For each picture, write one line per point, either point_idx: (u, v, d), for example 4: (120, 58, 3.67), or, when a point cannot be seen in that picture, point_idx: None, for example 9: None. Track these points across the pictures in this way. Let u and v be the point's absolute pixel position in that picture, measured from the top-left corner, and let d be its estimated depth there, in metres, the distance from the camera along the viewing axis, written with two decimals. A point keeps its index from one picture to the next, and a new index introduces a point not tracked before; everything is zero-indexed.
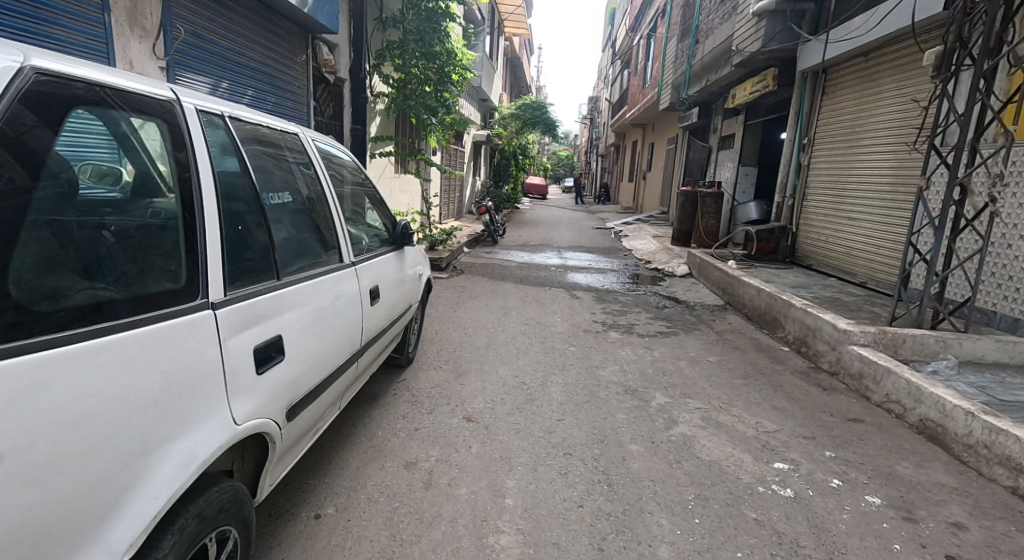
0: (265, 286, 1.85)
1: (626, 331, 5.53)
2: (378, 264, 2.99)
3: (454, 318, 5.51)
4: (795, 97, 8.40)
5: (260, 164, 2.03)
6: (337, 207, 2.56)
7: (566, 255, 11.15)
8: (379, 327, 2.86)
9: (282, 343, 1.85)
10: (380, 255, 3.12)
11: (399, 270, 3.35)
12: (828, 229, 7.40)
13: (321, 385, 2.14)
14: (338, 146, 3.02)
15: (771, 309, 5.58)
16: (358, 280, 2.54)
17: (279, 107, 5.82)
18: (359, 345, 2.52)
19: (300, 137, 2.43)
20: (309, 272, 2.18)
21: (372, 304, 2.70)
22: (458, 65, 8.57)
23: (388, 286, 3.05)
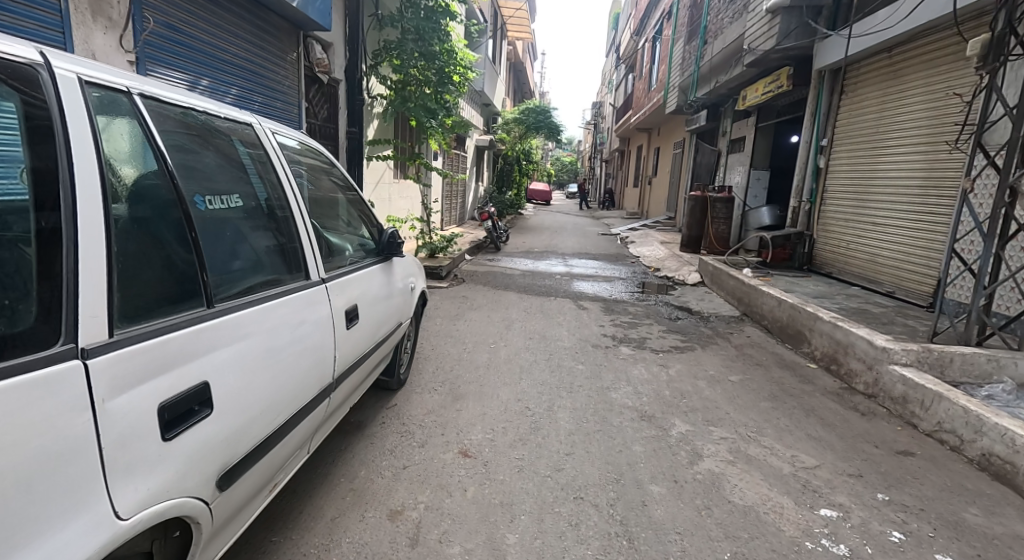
0: (188, 319, 1.49)
1: (638, 347, 5.13)
2: (362, 279, 2.63)
3: (453, 333, 5.11)
4: (812, 96, 8.01)
5: (189, 162, 1.66)
6: (304, 213, 2.18)
7: (571, 262, 10.76)
8: (360, 354, 2.49)
9: (209, 393, 1.48)
10: (364, 268, 2.75)
11: (388, 283, 2.99)
12: (849, 235, 7.01)
13: (275, 434, 1.77)
14: (311, 141, 2.66)
15: (795, 322, 5.17)
16: (331, 300, 2.18)
17: (267, 107, 5.47)
18: (332, 379, 2.14)
19: (255, 129, 2.06)
20: (261, 294, 1.82)
21: (350, 329, 2.34)
22: (459, 65, 8.24)
23: (373, 305, 2.68)
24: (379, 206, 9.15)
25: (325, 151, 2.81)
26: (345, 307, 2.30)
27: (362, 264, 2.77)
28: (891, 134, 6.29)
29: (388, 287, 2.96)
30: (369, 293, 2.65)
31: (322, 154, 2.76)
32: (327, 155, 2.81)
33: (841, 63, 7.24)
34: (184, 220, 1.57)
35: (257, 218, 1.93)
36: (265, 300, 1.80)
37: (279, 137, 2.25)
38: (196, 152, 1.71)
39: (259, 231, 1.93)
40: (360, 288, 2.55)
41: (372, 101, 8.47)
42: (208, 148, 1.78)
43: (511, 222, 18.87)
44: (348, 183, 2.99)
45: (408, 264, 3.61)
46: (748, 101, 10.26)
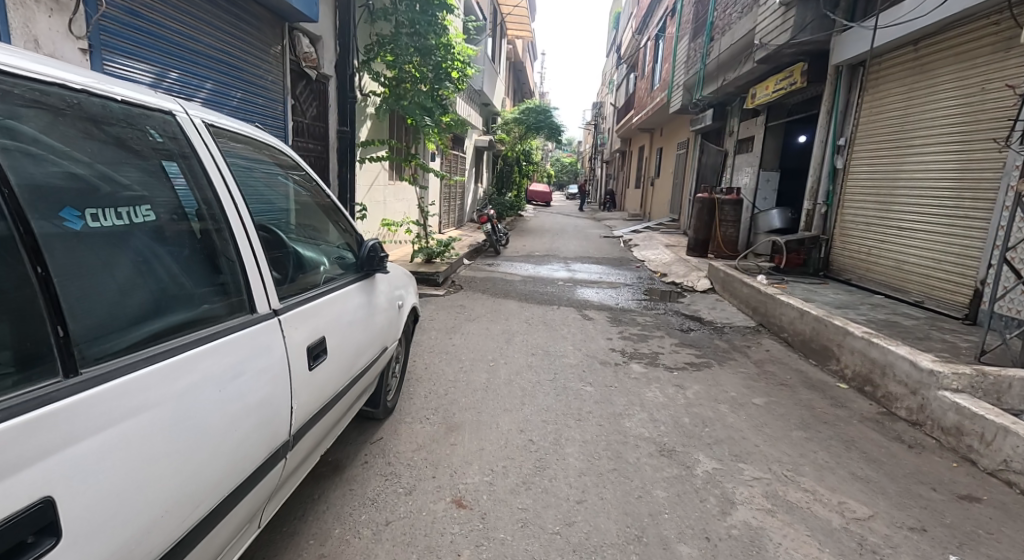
0: (29, 403, 1.06)
1: (650, 363, 4.71)
2: (335, 302, 2.22)
3: (448, 349, 4.69)
4: (828, 92, 7.60)
5: (36, 165, 1.22)
6: (250, 227, 1.77)
7: (573, 266, 10.34)
8: (330, 396, 2.08)
9: (61, 510, 1.06)
10: (339, 289, 2.33)
11: (369, 302, 2.58)
12: (870, 240, 6.63)
13: (190, 535, 1.35)
14: (268, 136, 2.25)
15: (820, 336, 4.75)
16: (284, 337, 1.77)
17: (247, 104, 5.04)
18: (285, 438, 1.73)
19: (176, 118, 1.63)
20: (172, 344, 1.40)
21: (314, 369, 1.92)
22: (456, 60, 7.86)
23: (349, 333, 2.27)
24: (373, 208, 8.73)
25: (288, 148, 2.40)
26: (306, 342, 1.89)
27: (335, 283, 2.36)
28: (918, 133, 5.89)
29: (369, 307, 2.55)
30: (343, 318, 2.24)
31: (284, 152, 2.35)
32: (291, 154, 2.40)
33: (862, 57, 6.82)
34: (18, 247, 1.13)
35: (169, 237, 1.51)
36: (175, 353, 1.38)
37: (217, 131, 1.83)
38: (63, 154, 1.29)
39: (171, 253, 1.50)
40: (331, 314, 2.14)
41: (365, 99, 8.07)
42: (88, 148, 1.36)
43: (511, 224, 18.48)
44: (317, 185, 2.57)
45: (394, 276, 3.21)
46: (758, 98, 9.86)
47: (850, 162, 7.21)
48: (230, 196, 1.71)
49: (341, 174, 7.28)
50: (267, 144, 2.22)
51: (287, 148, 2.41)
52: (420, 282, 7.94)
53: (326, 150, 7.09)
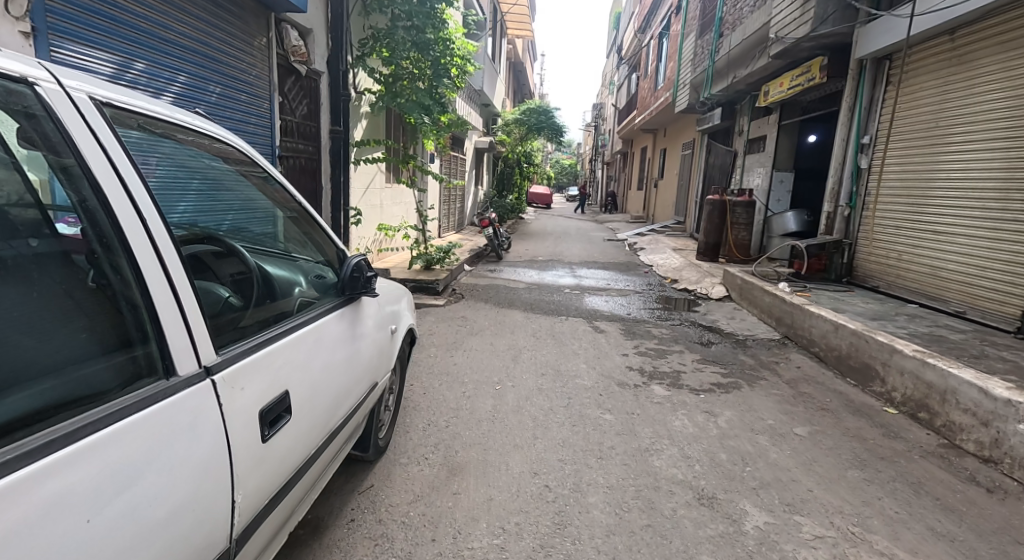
0: None
1: (673, 384, 4.26)
2: (306, 340, 1.80)
3: (449, 370, 4.24)
4: (849, 87, 7.21)
5: None
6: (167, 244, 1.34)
7: (579, 272, 9.89)
8: (295, 466, 1.66)
9: None
10: (314, 322, 1.91)
11: (356, 331, 2.16)
12: (899, 245, 6.23)
13: None
14: (199, 123, 1.76)
15: (859, 353, 4.30)
16: (223, 405, 1.35)
17: (227, 99, 4.58)
18: (219, 545, 1.32)
19: (42, 91, 1.20)
20: (14, 448, 0.98)
21: (267, 441, 1.50)
22: (456, 56, 7.46)
23: (324, 379, 1.86)
24: (368, 213, 8.26)
25: (231, 137, 1.91)
26: (256, 403, 1.48)
27: (307, 312, 1.93)
28: (956, 132, 5.50)
29: (355, 339, 2.13)
30: (317, 359, 1.83)
31: (225, 142, 1.86)
32: (236, 145, 1.91)
33: (891, 48, 6.39)
34: None
35: (9, 269, 1.14)
36: (19, 461, 0.96)
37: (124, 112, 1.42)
38: None
39: (14, 297, 1.12)
40: (300, 358, 1.73)
41: (360, 97, 7.63)
42: None
43: (513, 227, 18.03)
44: (277, 184, 2.09)
45: (386, 293, 2.79)
46: (772, 96, 9.44)
47: (875, 161, 6.82)
48: (131, 209, 1.27)
49: (334, 176, 6.84)
50: (199, 134, 1.74)
51: (231, 136, 1.92)
52: (418, 291, 7.50)
53: (317, 151, 6.65)
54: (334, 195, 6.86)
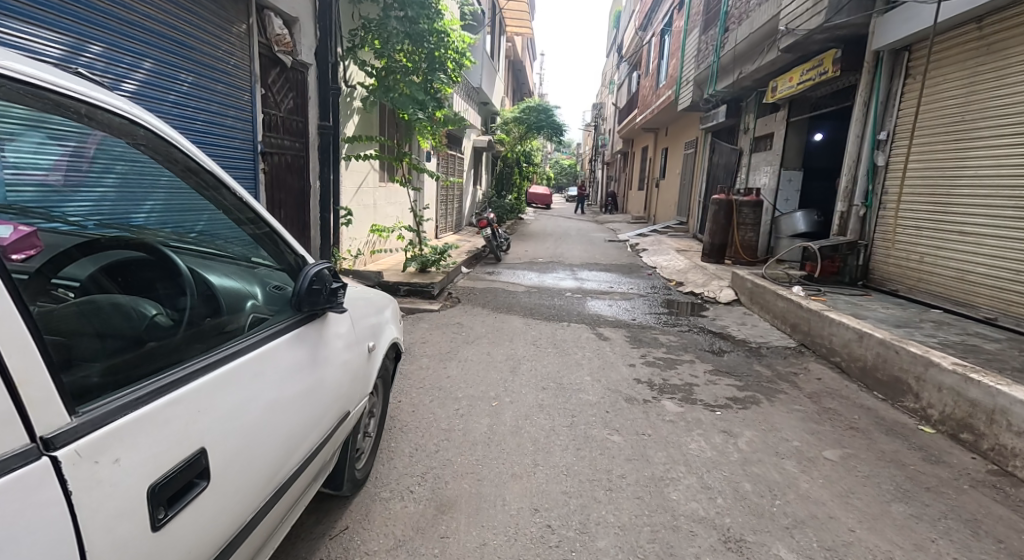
0: None
1: (685, 399, 3.90)
2: (237, 377, 1.43)
3: (441, 384, 3.89)
4: (863, 81, 6.90)
5: None
6: None
7: (581, 274, 9.54)
8: (220, 540, 1.31)
9: None
10: (254, 349, 1.54)
11: (318, 354, 1.80)
12: (920, 246, 5.90)
13: None
14: (69, 80, 1.26)
15: (888, 365, 3.96)
16: (74, 490, 1.00)
17: (200, 87, 4.22)
18: None
19: None
20: None
21: (161, 522, 1.15)
22: (451, 48, 7.14)
23: (266, 420, 1.49)
24: (360, 213, 7.91)
25: (151, 117, 1.47)
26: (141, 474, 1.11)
27: (244, 338, 1.57)
28: (985, 126, 5.17)
29: (316, 364, 1.76)
30: (254, 398, 1.46)
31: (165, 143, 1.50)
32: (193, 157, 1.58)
33: (912, 38, 6.05)
34: None
35: None
36: None
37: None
38: None
39: None
40: (223, 402, 1.36)
41: (351, 92, 7.29)
42: None
43: (512, 228, 17.68)
44: (201, 169, 1.61)
45: (364, 302, 2.44)
46: (781, 91, 9.11)
47: (893, 158, 6.51)
48: None
49: (323, 174, 6.48)
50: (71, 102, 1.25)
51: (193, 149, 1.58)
52: (412, 295, 7.14)
53: (306, 147, 6.31)
54: (323, 194, 6.51)
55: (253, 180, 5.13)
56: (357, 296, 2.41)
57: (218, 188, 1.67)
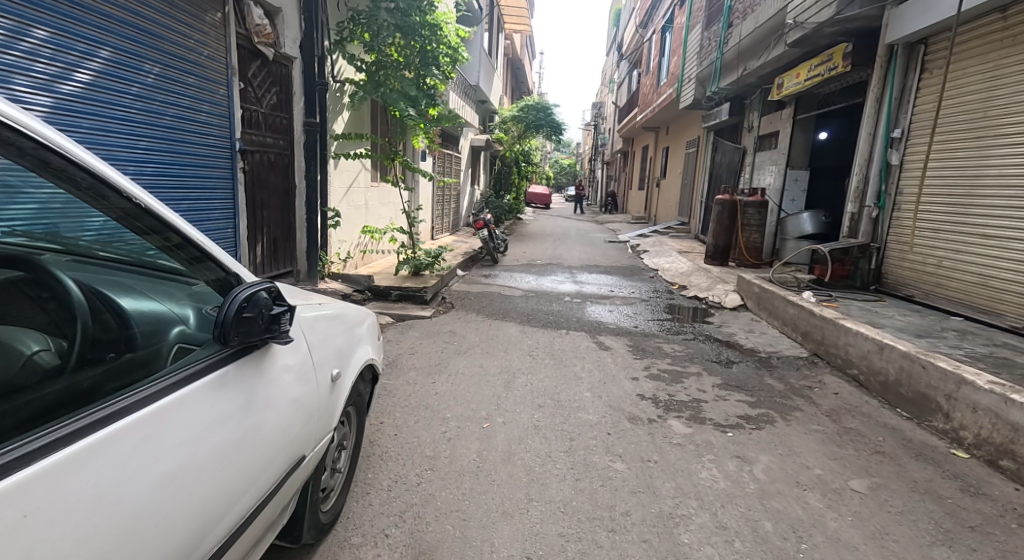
0: None
1: (693, 418, 3.59)
2: (123, 441, 1.10)
3: (429, 402, 3.58)
4: (875, 77, 6.63)
5: None
6: None
7: (580, 278, 9.23)
8: None
9: None
10: (151, 397, 1.20)
11: (257, 394, 1.46)
12: (939, 249, 5.61)
13: None
14: None
15: (913, 381, 3.65)
16: None
17: (168, 79, 3.92)
18: None
19: None
20: None
21: None
22: (444, 42, 6.84)
23: (167, 490, 1.15)
24: (351, 215, 7.59)
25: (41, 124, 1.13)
26: None
27: (148, 385, 1.24)
28: (1010, 122, 4.87)
29: (252, 408, 1.43)
30: (149, 467, 1.13)
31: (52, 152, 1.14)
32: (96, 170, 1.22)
33: (929, 30, 5.75)
34: None
35: None
36: None
37: None
38: None
39: None
40: (95, 479, 1.03)
41: (340, 87, 6.98)
42: None
43: (510, 229, 17.38)
44: (71, 167, 1.18)
45: (330, 320, 2.11)
46: (787, 88, 8.81)
47: (909, 157, 6.23)
48: None
49: (308, 173, 6.16)
50: None
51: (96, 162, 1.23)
52: (404, 300, 6.81)
53: (291, 145, 6.00)
54: (309, 194, 6.20)
55: (232, 180, 4.81)
56: (323, 314, 2.09)
57: (135, 213, 1.32)
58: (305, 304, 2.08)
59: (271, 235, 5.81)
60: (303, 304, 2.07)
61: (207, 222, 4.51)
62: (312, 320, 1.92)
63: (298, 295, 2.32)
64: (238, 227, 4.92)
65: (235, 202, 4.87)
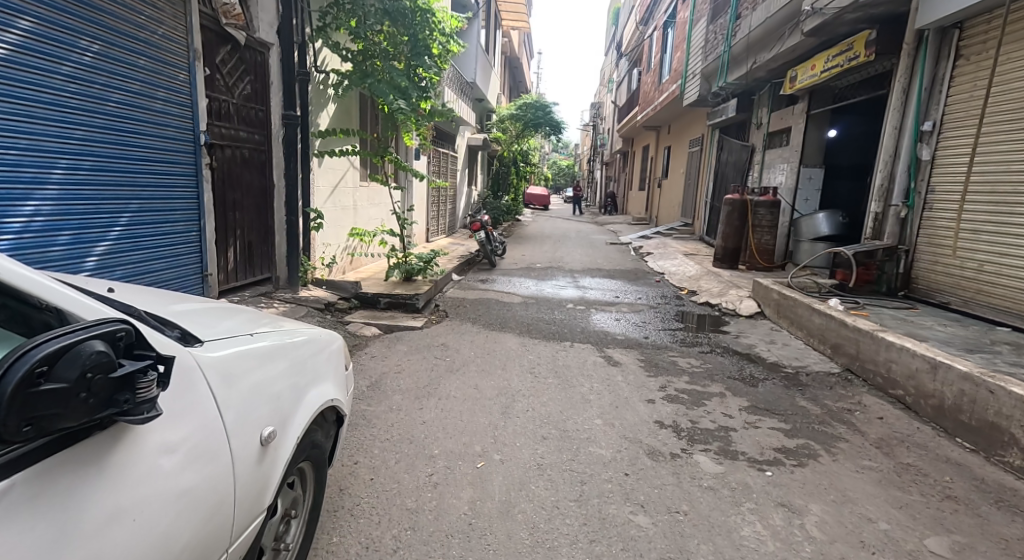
0: None
1: (723, 452, 3.07)
2: None
3: (413, 436, 3.06)
4: (903, 66, 6.16)
5: None
6: None
7: (582, 282, 8.73)
8: None
9: None
10: None
11: (97, 507, 1.02)
12: (980, 251, 5.15)
13: None
14: None
15: (977, 407, 3.15)
16: None
17: (113, 58, 3.41)
18: None
19: None
20: None
21: None
22: (437, 29, 6.35)
23: None
24: (337, 216, 7.08)
25: None
26: None
27: None
28: None
29: (80, 534, 0.99)
30: None
31: None
32: None
33: (969, 12, 5.27)
34: None
35: None
36: None
37: None
38: None
39: None
40: None
41: (325, 79, 6.47)
42: None
43: (509, 230, 16.90)
44: None
45: (275, 354, 1.65)
46: (802, 81, 8.34)
47: (941, 151, 5.77)
48: None
49: (287, 170, 5.64)
50: None
51: None
52: (394, 308, 6.30)
53: (268, 140, 5.49)
54: (289, 192, 5.68)
55: (196, 179, 4.26)
56: (264, 346, 1.63)
57: None
58: (242, 334, 1.63)
59: (247, 237, 5.30)
60: (238, 336, 1.62)
61: (165, 226, 3.96)
62: (239, 359, 1.47)
63: (244, 324, 1.88)
64: (203, 231, 4.36)
65: (200, 203, 4.31)
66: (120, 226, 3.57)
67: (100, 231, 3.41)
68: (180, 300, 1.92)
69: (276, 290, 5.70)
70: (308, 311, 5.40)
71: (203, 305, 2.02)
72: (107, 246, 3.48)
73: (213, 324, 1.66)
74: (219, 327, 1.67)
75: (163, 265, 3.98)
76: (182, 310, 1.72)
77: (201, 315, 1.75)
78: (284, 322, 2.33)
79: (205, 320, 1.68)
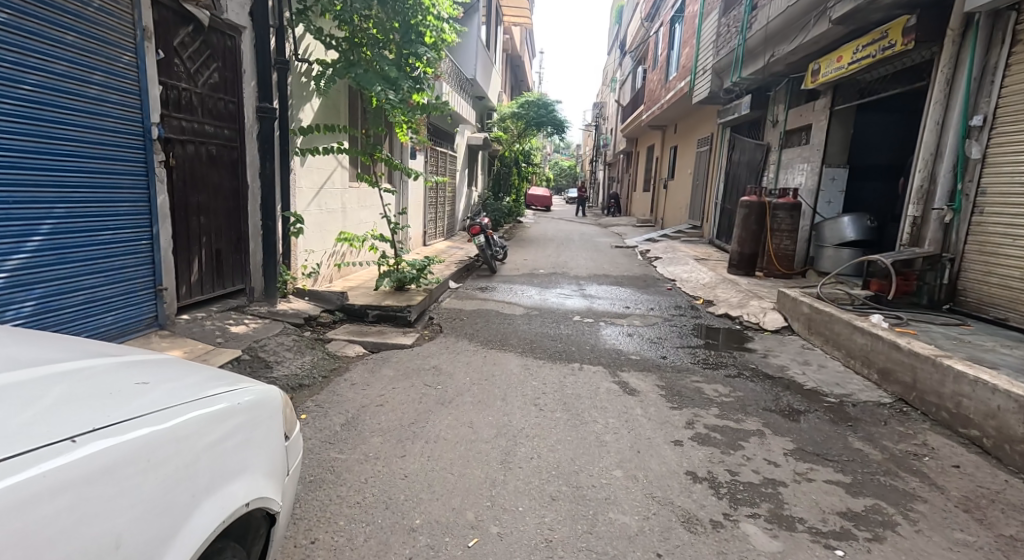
0: None
1: (776, 519, 2.47)
2: None
3: (391, 500, 2.47)
4: (947, 56, 5.59)
5: None
6: None
7: (589, 290, 8.14)
8: None
9: None
10: None
11: None
12: None
13: None
14: None
15: None
16: None
17: (26, 31, 2.83)
18: None
19: None
20: None
21: None
22: (431, 14, 5.77)
23: None
24: (322, 220, 6.48)
25: None
26: None
27: None
28: None
29: None
30: None
31: None
32: None
33: None
34: None
35: None
36: None
37: None
38: None
39: None
40: None
41: (308, 69, 5.88)
42: None
43: (510, 232, 16.27)
44: None
45: (115, 471, 1.19)
46: (826, 74, 7.74)
47: (991, 149, 5.18)
48: None
49: (263, 170, 5.05)
50: None
51: None
52: (384, 322, 5.71)
53: (241, 136, 4.89)
54: (265, 194, 5.08)
55: (147, 178, 3.67)
56: (94, 462, 1.16)
57: None
58: (67, 441, 1.17)
59: (218, 243, 4.68)
60: (63, 443, 1.17)
61: (104, 234, 3.37)
62: (19, 510, 1.02)
63: (127, 396, 1.43)
64: (155, 239, 3.76)
65: (151, 206, 3.71)
66: (41, 233, 3.00)
67: (12, 241, 2.84)
68: (57, 362, 1.49)
69: (250, 304, 5.09)
70: (285, 326, 4.79)
71: (104, 365, 1.57)
72: (22, 259, 2.91)
73: (43, 418, 1.22)
74: (52, 421, 1.22)
75: (101, 279, 3.38)
76: (21, 390, 1.29)
77: (50, 396, 1.31)
78: (220, 372, 1.86)
79: (38, 411, 1.24)
